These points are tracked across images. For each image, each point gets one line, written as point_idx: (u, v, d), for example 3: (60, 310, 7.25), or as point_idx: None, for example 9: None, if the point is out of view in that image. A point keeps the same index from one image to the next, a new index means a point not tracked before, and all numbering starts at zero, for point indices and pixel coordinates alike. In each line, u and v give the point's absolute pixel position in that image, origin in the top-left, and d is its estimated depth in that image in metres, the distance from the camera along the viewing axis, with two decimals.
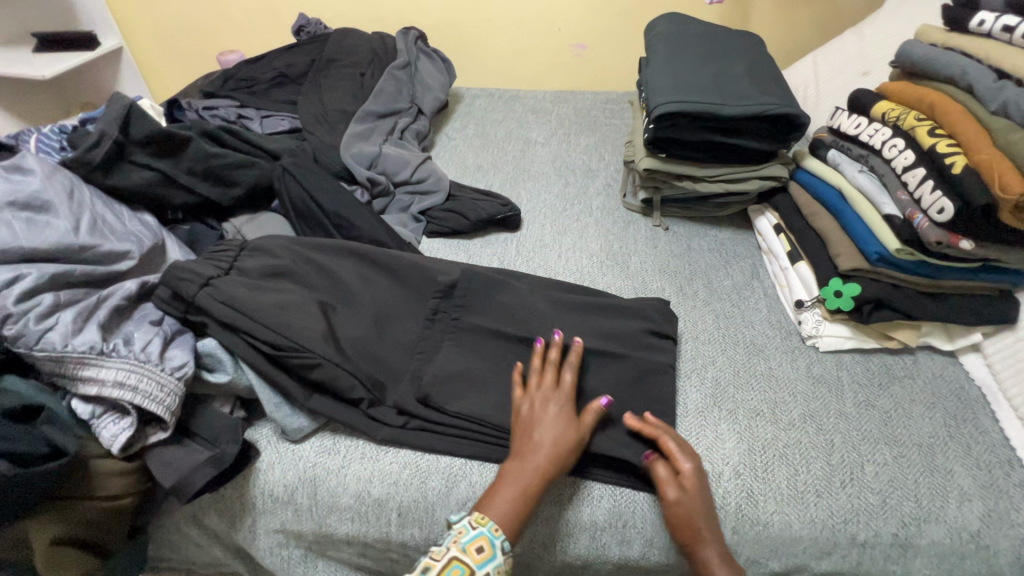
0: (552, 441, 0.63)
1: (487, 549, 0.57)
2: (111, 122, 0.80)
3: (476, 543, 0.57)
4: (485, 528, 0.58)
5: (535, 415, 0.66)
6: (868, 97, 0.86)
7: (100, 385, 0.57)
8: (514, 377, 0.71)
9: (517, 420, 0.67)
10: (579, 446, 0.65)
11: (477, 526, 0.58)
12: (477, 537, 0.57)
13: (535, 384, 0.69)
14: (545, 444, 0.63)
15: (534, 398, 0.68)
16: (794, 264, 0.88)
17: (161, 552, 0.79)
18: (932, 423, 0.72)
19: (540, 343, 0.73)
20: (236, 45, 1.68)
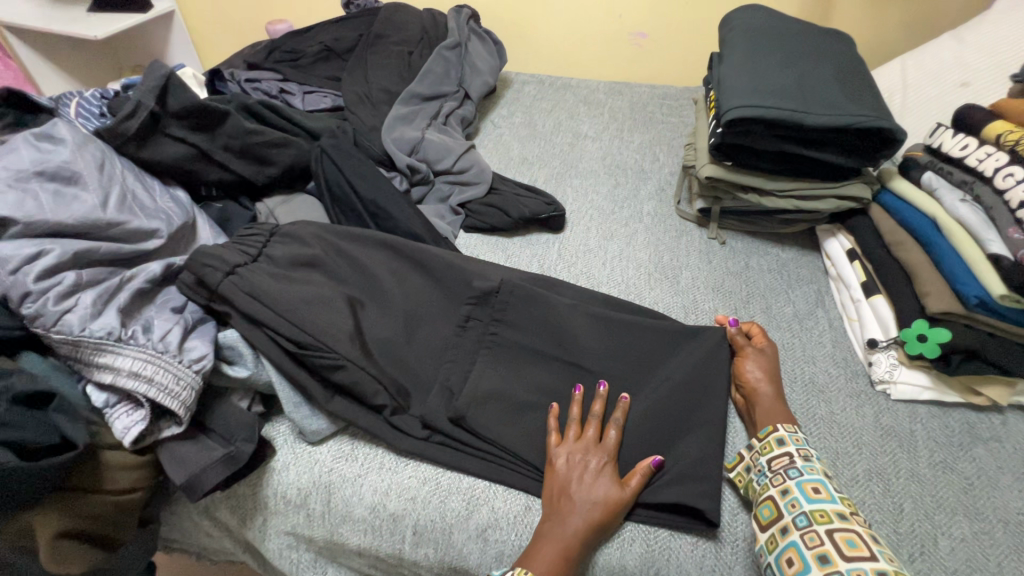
0: (592, 502, 0.58)
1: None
2: (148, 91, 0.75)
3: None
4: None
5: (573, 471, 0.61)
6: (979, 115, 0.75)
7: (115, 374, 0.55)
8: (549, 422, 0.66)
9: (552, 476, 0.61)
10: (620, 510, 0.59)
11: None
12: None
13: (573, 435, 0.64)
14: (585, 504, 0.58)
15: (571, 452, 0.62)
16: (869, 297, 0.79)
17: (173, 536, 0.77)
18: (1023, 497, 0.63)
19: (579, 391, 0.68)
20: (286, 14, 1.65)
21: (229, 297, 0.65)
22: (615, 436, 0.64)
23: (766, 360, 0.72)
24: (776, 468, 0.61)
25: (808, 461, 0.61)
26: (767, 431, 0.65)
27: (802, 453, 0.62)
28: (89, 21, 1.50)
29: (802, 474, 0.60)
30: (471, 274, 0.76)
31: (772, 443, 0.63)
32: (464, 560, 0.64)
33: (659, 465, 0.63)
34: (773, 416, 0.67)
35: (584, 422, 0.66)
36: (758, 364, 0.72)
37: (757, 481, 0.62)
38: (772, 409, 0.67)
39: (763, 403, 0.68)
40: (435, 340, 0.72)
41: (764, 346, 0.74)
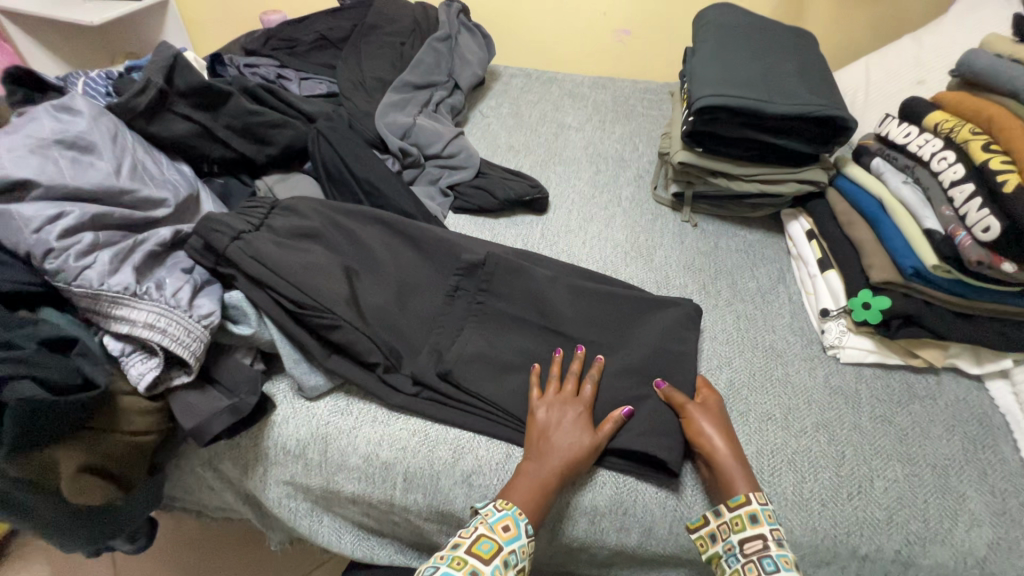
0: (569, 445, 0.64)
1: (513, 528, 0.59)
2: (156, 71, 0.81)
3: (502, 523, 0.59)
4: (510, 510, 0.60)
5: (553, 418, 0.67)
6: (922, 106, 0.83)
7: (132, 325, 0.60)
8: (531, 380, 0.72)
9: (534, 423, 0.68)
10: (593, 452, 0.65)
11: (502, 508, 0.60)
12: (502, 517, 0.59)
13: (553, 389, 0.70)
14: (563, 446, 0.64)
15: (551, 403, 0.68)
16: (823, 272, 0.87)
17: (176, 492, 0.82)
18: (951, 446, 0.70)
19: (559, 354, 0.74)
20: (282, 5, 1.70)
21: (235, 262, 0.70)
22: (591, 390, 0.70)
23: (715, 418, 0.68)
24: (749, 554, 0.59)
25: (782, 548, 0.59)
26: (738, 500, 0.61)
27: (775, 537, 0.60)
28: (85, 7, 1.52)
29: (776, 566, 0.58)
30: (465, 247, 0.82)
31: (742, 519, 0.60)
32: (451, 504, 0.69)
33: (630, 414, 0.69)
34: (734, 480, 0.63)
35: (563, 379, 0.72)
36: (710, 422, 0.67)
37: (727, 559, 0.60)
38: (730, 473, 0.63)
39: (721, 467, 0.64)
40: (425, 306, 0.78)
41: (705, 402, 0.70)
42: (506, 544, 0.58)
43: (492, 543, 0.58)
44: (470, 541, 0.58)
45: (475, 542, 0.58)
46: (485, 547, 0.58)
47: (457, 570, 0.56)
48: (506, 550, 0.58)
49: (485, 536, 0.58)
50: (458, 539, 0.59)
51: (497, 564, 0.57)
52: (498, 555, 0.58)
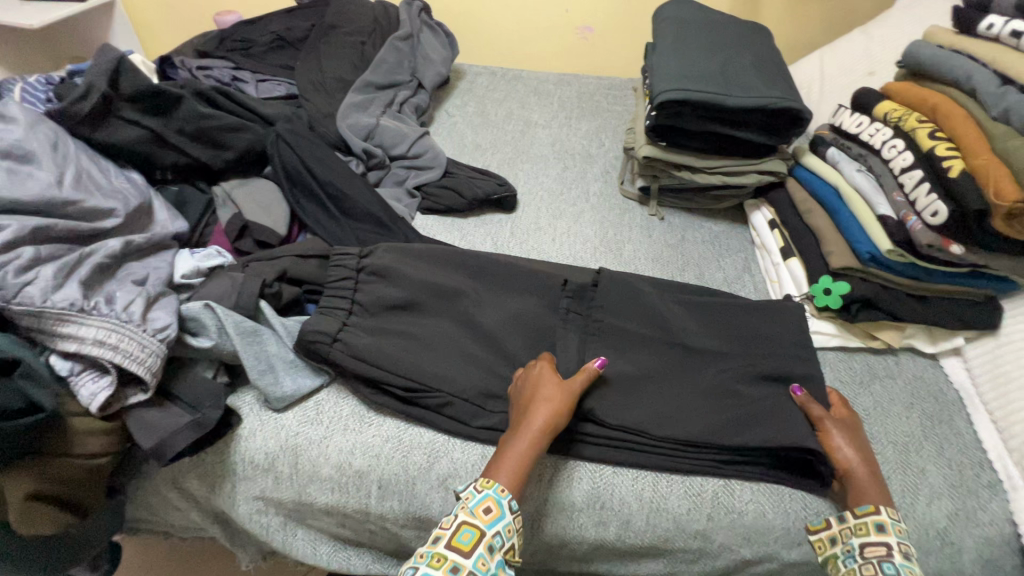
0: (547, 403, 0.64)
1: (495, 509, 0.58)
2: (100, 75, 0.78)
3: (484, 505, 0.58)
4: (490, 490, 0.59)
5: (530, 384, 0.67)
6: (871, 96, 0.86)
7: (80, 343, 0.57)
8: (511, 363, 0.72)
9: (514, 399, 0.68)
10: (570, 408, 0.65)
11: (482, 489, 0.59)
12: (484, 499, 0.58)
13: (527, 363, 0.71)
14: (541, 406, 0.64)
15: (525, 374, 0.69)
16: (786, 260, 0.89)
17: (139, 514, 0.78)
18: (910, 423, 0.73)
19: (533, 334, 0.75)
20: (236, 5, 1.65)
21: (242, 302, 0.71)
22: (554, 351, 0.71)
23: (851, 432, 0.68)
24: (869, 556, 0.58)
25: (907, 559, 0.58)
26: (866, 509, 0.61)
27: (902, 549, 0.58)
28: (24, 9, 1.45)
29: (897, 572, 0.56)
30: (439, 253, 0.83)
31: (869, 526, 0.60)
32: (428, 509, 0.68)
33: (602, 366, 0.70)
34: (868, 496, 0.63)
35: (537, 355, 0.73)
36: (844, 435, 0.67)
37: (843, 560, 0.60)
38: (864, 487, 0.63)
39: (857, 483, 0.64)
40: (393, 310, 0.77)
41: (844, 416, 0.69)
42: (489, 528, 0.57)
43: (473, 531, 0.56)
44: (450, 533, 0.56)
45: (455, 534, 0.56)
46: (466, 537, 0.56)
47: (437, 568, 0.54)
48: (489, 535, 0.56)
49: (466, 524, 0.57)
50: (437, 533, 0.57)
51: (480, 552, 0.55)
52: (481, 542, 0.56)
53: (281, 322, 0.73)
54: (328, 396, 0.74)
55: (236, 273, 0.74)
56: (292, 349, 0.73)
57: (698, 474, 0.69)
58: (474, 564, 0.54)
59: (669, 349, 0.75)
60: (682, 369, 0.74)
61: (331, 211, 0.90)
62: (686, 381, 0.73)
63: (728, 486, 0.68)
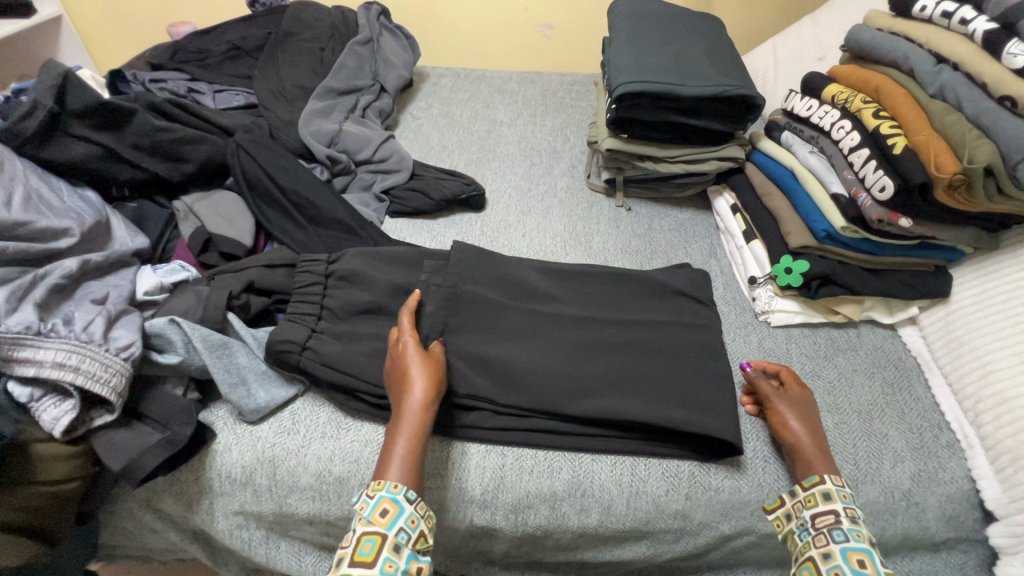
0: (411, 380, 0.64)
1: (391, 509, 0.57)
2: (45, 91, 0.76)
3: (380, 508, 0.57)
4: (383, 492, 0.57)
5: (396, 368, 0.66)
6: (819, 80, 0.89)
7: (38, 366, 0.55)
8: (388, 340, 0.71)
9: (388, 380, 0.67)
10: (434, 380, 0.65)
11: (374, 494, 0.57)
12: (377, 504, 0.57)
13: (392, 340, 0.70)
14: (408, 385, 0.64)
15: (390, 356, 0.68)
16: (749, 242, 0.92)
17: (115, 540, 0.76)
18: (872, 391, 0.76)
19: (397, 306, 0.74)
20: (189, 15, 1.62)
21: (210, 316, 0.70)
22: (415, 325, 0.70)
23: (800, 406, 0.70)
24: (820, 526, 0.60)
25: (855, 523, 0.59)
26: (813, 480, 0.63)
27: (849, 513, 0.60)
28: None
29: (847, 538, 0.58)
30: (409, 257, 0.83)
31: (816, 495, 0.62)
32: None
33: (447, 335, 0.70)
34: (814, 466, 0.64)
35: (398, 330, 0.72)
36: (790, 407, 0.70)
37: (799, 535, 0.61)
38: (809, 457, 0.65)
39: (801, 454, 0.66)
40: (363, 315, 0.77)
41: (794, 391, 0.72)
42: (388, 530, 0.55)
43: (374, 540, 0.55)
44: (352, 550, 0.54)
45: (357, 548, 0.54)
46: (367, 548, 0.54)
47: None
48: (390, 536, 0.55)
49: (365, 534, 0.55)
50: (341, 553, 0.55)
51: (385, 556, 0.54)
52: (384, 546, 0.54)
53: (250, 333, 0.72)
54: (304, 405, 0.73)
55: (202, 286, 0.73)
56: (263, 360, 0.72)
57: (675, 455, 0.70)
58: (380, 569, 0.53)
59: (639, 336, 0.77)
60: (652, 355, 0.75)
61: (297, 219, 0.89)
62: (657, 366, 0.74)
63: (703, 465, 0.70)
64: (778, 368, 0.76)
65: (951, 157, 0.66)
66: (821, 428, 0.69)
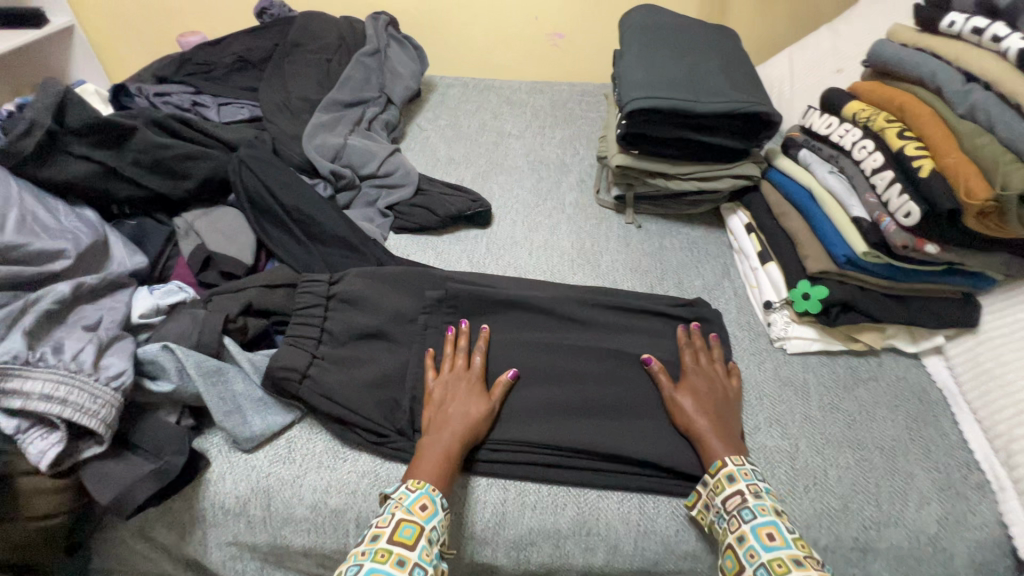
0: (465, 410, 0.66)
1: (430, 505, 0.57)
2: (45, 109, 0.75)
3: (420, 502, 0.57)
4: (424, 489, 0.58)
5: (449, 395, 0.68)
6: (839, 97, 0.86)
7: (25, 398, 0.53)
8: (426, 361, 0.73)
9: (430, 401, 0.68)
10: (487, 419, 0.67)
11: (415, 489, 0.58)
12: (419, 497, 0.58)
13: (447, 366, 0.71)
14: (458, 415, 0.66)
15: (445, 380, 0.70)
16: (764, 264, 0.88)
17: (108, 566, 0.74)
18: (895, 426, 0.72)
19: (452, 331, 0.75)
20: (199, 25, 1.62)
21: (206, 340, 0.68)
22: (481, 359, 0.72)
23: (694, 388, 0.71)
24: (731, 510, 0.59)
25: (760, 498, 0.59)
26: (717, 466, 0.63)
27: (753, 489, 0.60)
28: None
29: (755, 516, 0.58)
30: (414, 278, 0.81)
31: (723, 480, 0.62)
32: None
33: (516, 376, 0.72)
34: (714, 447, 0.65)
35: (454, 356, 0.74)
36: (688, 399, 0.69)
37: (718, 523, 0.61)
38: (707, 438, 0.66)
39: (700, 436, 0.66)
40: (365, 338, 0.75)
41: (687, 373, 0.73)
42: (427, 523, 0.56)
43: (413, 526, 0.56)
44: (390, 530, 0.55)
45: (396, 530, 0.55)
46: (407, 532, 0.55)
47: (383, 562, 0.52)
48: (428, 529, 0.56)
49: (405, 520, 0.56)
50: (376, 531, 0.55)
51: (423, 544, 0.55)
52: (422, 536, 0.55)
53: (247, 357, 0.70)
54: (301, 432, 0.71)
55: (198, 309, 0.72)
56: (260, 386, 0.70)
57: (686, 493, 0.67)
58: (418, 556, 0.54)
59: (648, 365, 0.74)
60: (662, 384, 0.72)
61: (299, 237, 0.88)
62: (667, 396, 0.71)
63: None
64: (684, 356, 0.75)
65: (982, 183, 0.62)
66: (718, 408, 0.70)
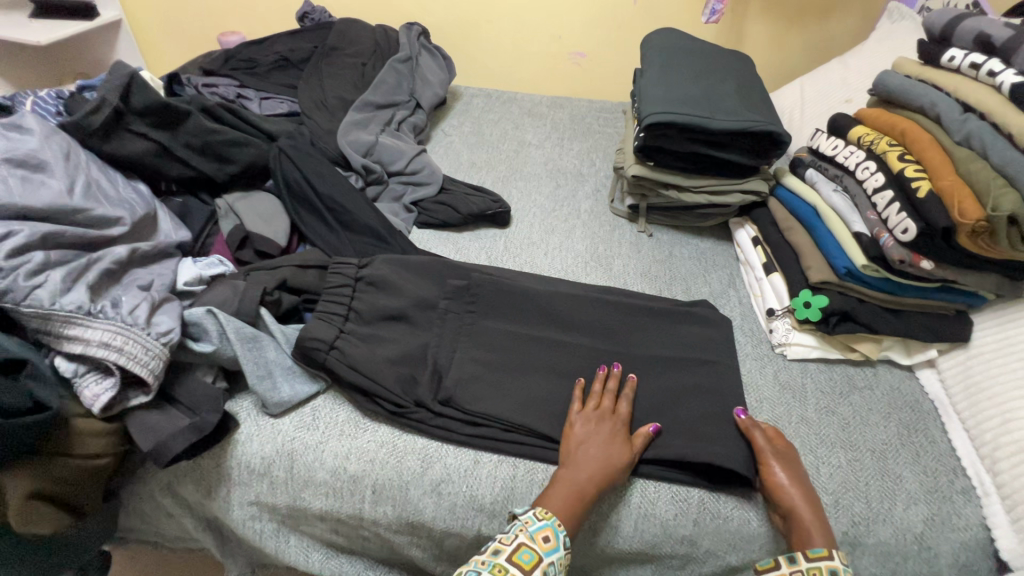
0: (602, 454, 0.67)
1: (552, 539, 0.61)
2: (112, 89, 0.81)
3: (543, 533, 0.61)
4: (549, 521, 0.62)
5: (586, 433, 0.69)
6: (845, 122, 0.91)
7: (86, 344, 0.58)
8: (575, 392, 0.74)
9: (569, 436, 0.70)
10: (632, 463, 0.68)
11: (541, 518, 0.62)
12: (542, 527, 0.61)
13: (592, 403, 0.72)
14: (589, 457, 0.67)
15: (589, 417, 0.71)
16: (768, 275, 0.93)
17: (131, 521, 0.78)
18: (887, 431, 0.76)
19: (603, 370, 0.75)
20: (238, 26, 1.71)
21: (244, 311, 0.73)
22: (628, 404, 0.73)
23: (790, 462, 0.69)
24: None
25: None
26: (819, 553, 0.61)
27: None
28: (33, 28, 1.52)
29: None
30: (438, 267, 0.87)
31: (824, 573, 0.60)
32: (420, 514, 0.70)
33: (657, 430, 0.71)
34: (810, 537, 0.63)
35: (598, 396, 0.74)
36: (784, 470, 0.67)
37: None
38: (809, 527, 0.63)
39: (803, 520, 0.64)
40: (389, 318, 0.80)
41: (783, 447, 0.70)
42: (546, 555, 0.60)
43: (532, 553, 0.60)
44: (511, 549, 0.60)
45: (517, 551, 0.60)
46: (526, 557, 0.59)
47: None
48: (546, 561, 0.60)
49: (525, 545, 0.60)
50: (499, 546, 0.60)
51: (537, 574, 0.58)
52: (539, 565, 0.59)
53: (280, 328, 0.75)
54: (325, 402, 0.76)
55: (238, 280, 0.77)
56: (290, 356, 0.75)
57: (685, 481, 0.70)
58: None
59: (654, 363, 0.79)
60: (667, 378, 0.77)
61: (331, 223, 0.93)
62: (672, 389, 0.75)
63: (713, 493, 0.70)
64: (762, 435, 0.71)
65: (974, 204, 0.67)
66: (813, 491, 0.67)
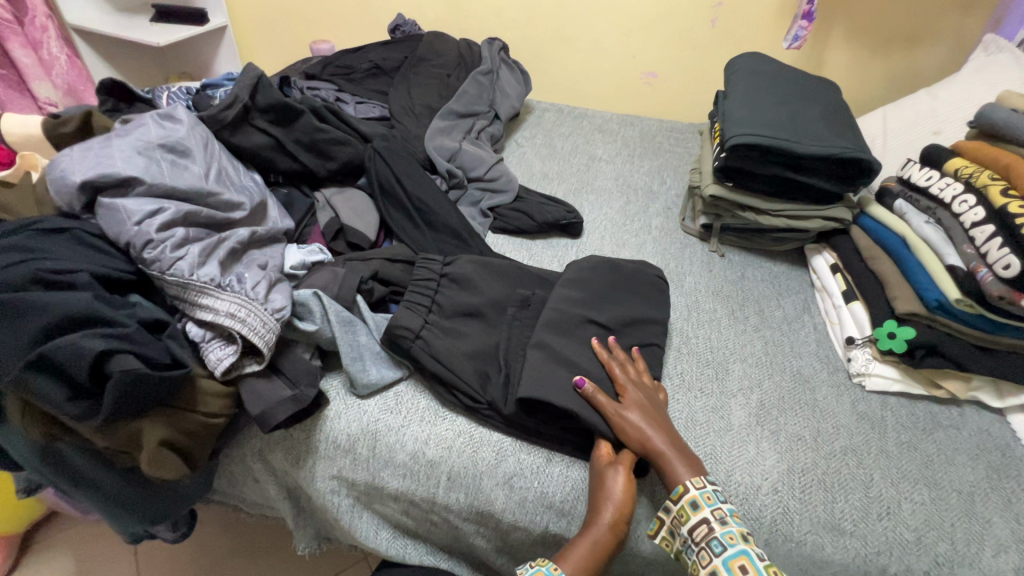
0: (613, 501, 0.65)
1: None
2: (242, 88, 0.91)
3: None
4: (543, 566, 0.63)
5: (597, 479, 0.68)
6: (942, 153, 0.90)
7: (215, 313, 0.65)
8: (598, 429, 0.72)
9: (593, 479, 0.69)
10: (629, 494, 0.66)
11: (535, 565, 0.63)
12: (535, 574, 0.62)
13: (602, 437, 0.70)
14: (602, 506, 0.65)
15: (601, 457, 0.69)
16: (848, 303, 0.92)
17: (220, 484, 0.85)
18: (974, 473, 0.73)
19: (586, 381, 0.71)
20: (329, 36, 1.83)
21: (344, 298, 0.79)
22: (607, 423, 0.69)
23: (645, 411, 0.71)
24: (700, 541, 0.62)
25: (726, 525, 0.62)
26: (679, 491, 0.64)
27: (718, 516, 0.62)
28: (153, 29, 1.67)
29: (725, 548, 0.60)
30: (520, 270, 0.90)
31: (687, 508, 0.63)
32: (490, 504, 0.73)
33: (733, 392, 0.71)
34: (675, 470, 0.66)
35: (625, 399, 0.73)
36: (636, 415, 0.70)
37: (687, 554, 0.63)
38: (668, 461, 0.66)
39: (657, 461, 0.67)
40: (470, 314, 0.84)
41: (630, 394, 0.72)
42: None
43: None
44: None
45: None
46: None
47: None
48: None
49: None
50: None
51: None
52: None
53: (372, 316, 0.81)
54: (407, 388, 0.80)
55: (338, 268, 0.83)
56: (379, 343, 0.79)
57: (760, 500, 0.69)
58: None
59: None
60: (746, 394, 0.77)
61: (418, 222, 0.98)
62: None
63: (788, 515, 0.69)
64: (616, 370, 0.75)
65: None
66: (666, 426, 0.70)
